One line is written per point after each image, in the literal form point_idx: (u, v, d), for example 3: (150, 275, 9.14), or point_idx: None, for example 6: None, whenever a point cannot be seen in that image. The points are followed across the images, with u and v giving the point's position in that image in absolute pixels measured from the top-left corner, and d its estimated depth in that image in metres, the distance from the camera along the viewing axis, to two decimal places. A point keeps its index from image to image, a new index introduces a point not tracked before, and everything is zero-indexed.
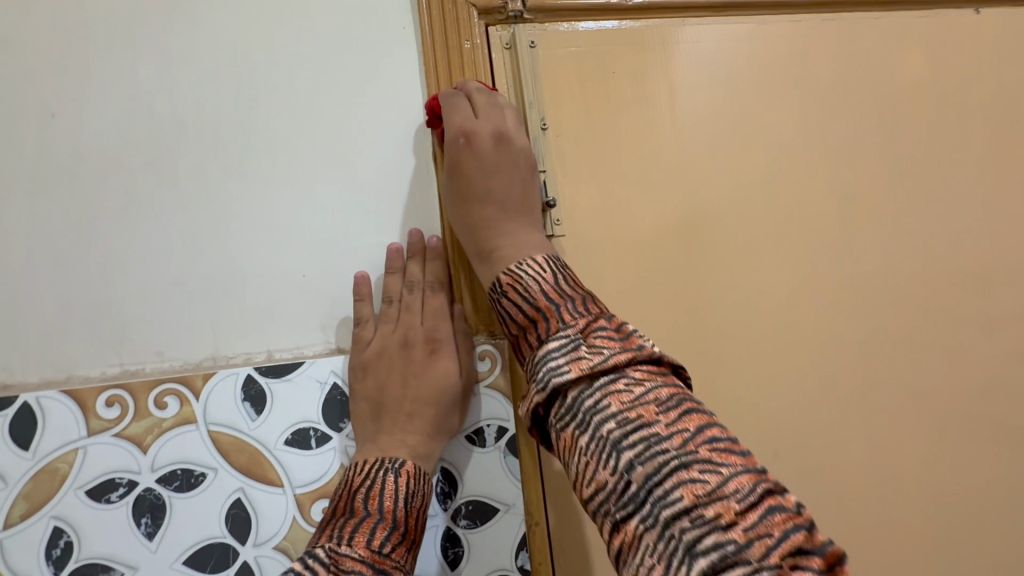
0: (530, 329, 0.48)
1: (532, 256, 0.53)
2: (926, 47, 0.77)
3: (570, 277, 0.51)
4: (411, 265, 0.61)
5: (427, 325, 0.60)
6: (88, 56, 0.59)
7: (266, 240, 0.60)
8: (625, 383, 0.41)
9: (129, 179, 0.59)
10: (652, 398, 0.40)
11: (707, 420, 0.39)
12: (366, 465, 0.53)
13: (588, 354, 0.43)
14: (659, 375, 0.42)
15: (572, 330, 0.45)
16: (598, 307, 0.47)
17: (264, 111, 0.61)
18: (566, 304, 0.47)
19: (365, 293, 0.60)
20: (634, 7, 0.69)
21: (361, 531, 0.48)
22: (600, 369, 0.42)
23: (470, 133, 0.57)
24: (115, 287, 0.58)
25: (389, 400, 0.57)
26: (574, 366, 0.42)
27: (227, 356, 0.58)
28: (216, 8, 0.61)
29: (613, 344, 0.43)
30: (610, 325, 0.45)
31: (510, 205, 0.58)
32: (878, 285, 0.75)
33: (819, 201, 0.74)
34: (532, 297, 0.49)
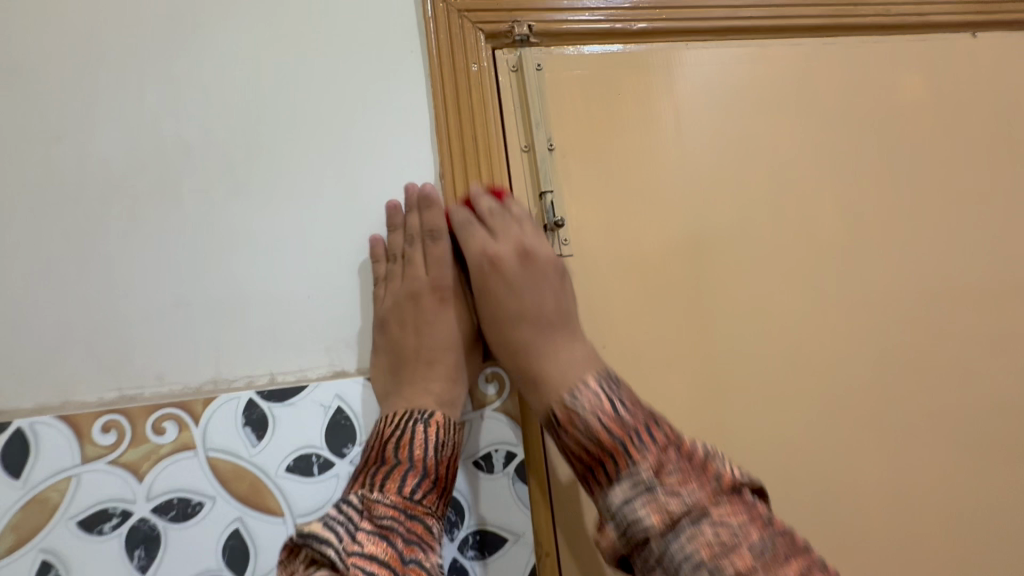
0: (594, 468, 0.48)
1: (583, 378, 0.52)
2: (924, 70, 0.78)
3: (626, 396, 0.50)
4: (411, 218, 0.61)
5: (432, 275, 0.61)
6: (98, 83, 0.59)
7: (272, 259, 0.59)
8: (711, 528, 0.43)
9: (135, 203, 0.59)
10: (742, 541, 0.43)
11: (797, 560, 0.43)
12: (395, 417, 0.55)
13: (669, 501, 0.44)
14: (738, 506, 0.45)
15: (645, 470, 0.46)
16: (665, 430, 0.48)
17: (272, 131, 0.61)
18: (633, 438, 0.47)
19: (381, 253, 0.61)
20: (638, 32, 0.70)
21: (392, 478, 0.50)
22: (684, 517, 0.44)
23: (494, 258, 0.59)
24: (116, 308, 0.57)
25: (407, 352, 0.58)
26: (654, 514, 0.44)
27: (229, 379, 0.57)
28: (226, 35, 0.61)
29: (691, 486, 0.45)
30: (681, 457, 0.47)
31: (547, 320, 0.57)
32: (886, 304, 0.75)
33: (824, 220, 0.74)
34: (594, 432, 0.48)
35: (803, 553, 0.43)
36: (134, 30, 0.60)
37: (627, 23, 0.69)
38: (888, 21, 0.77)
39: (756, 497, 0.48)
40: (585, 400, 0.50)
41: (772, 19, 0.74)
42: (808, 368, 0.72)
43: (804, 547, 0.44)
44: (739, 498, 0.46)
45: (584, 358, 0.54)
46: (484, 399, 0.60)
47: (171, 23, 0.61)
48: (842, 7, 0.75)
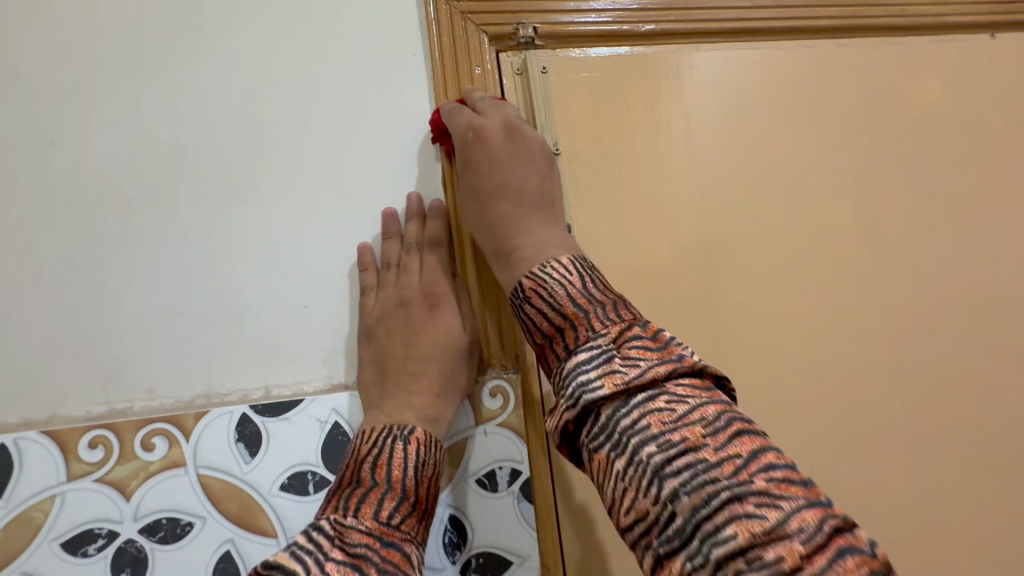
0: (554, 339, 0.45)
1: (557, 257, 0.49)
2: (942, 72, 0.76)
3: (599, 278, 0.47)
4: (409, 227, 0.59)
5: (424, 283, 0.58)
6: (93, 85, 0.58)
7: (267, 267, 0.57)
8: (663, 398, 0.39)
9: (127, 209, 0.57)
10: (696, 414, 0.37)
11: (759, 443, 0.36)
12: (372, 434, 0.50)
13: (623, 367, 0.40)
14: (702, 388, 0.40)
15: (605, 338, 0.42)
16: (632, 312, 0.44)
17: (269, 134, 0.59)
18: (598, 309, 0.44)
19: (369, 262, 0.58)
20: (647, 33, 0.68)
21: (368, 501, 0.44)
22: (637, 385, 0.39)
23: (479, 128, 0.56)
24: (106, 318, 0.55)
25: (392, 363, 0.55)
26: (607, 380, 0.40)
27: (222, 393, 0.55)
28: (224, 37, 0.60)
29: (652, 356, 0.41)
30: (645, 332, 0.42)
31: (527, 197, 0.56)
32: (906, 313, 0.72)
33: (840, 226, 0.71)
34: (558, 301, 0.45)
35: (764, 439, 0.37)
36: (131, 32, 0.59)
37: (636, 25, 0.67)
38: (905, 21, 0.75)
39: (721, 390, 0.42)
40: (556, 274, 0.48)
41: (785, 20, 0.72)
42: (825, 380, 0.69)
43: (769, 436, 0.37)
44: (703, 380, 0.41)
45: (561, 239, 0.52)
46: (487, 413, 0.58)
47: (168, 24, 0.60)
48: (856, 8, 0.73)
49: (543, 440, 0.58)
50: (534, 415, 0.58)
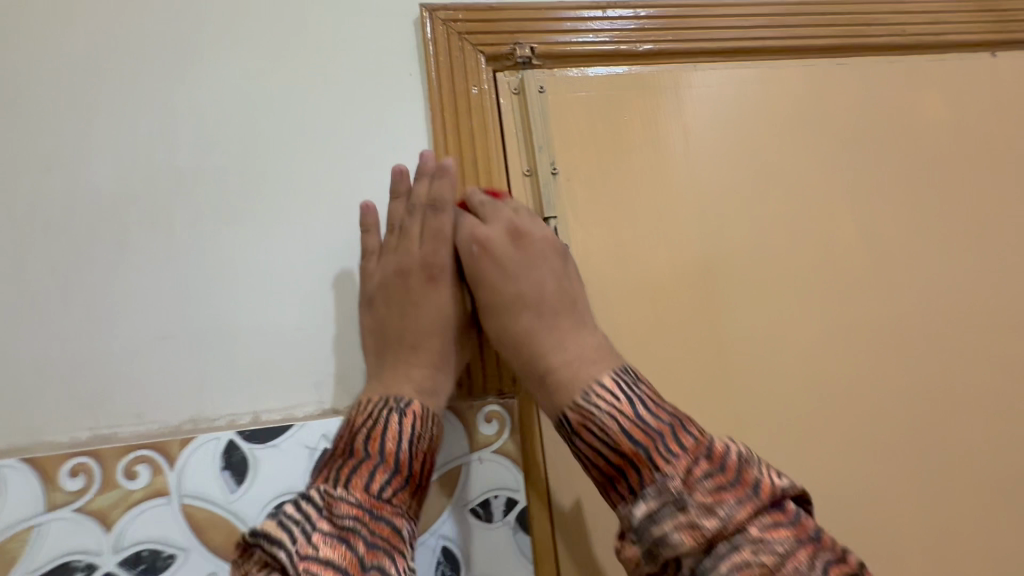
0: (617, 479, 0.45)
1: (597, 379, 0.49)
2: (943, 91, 0.75)
3: (648, 398, 0.47)
4: (417, 187, 0.58)
5: (425, 252, 0.57)
6: (92, 108, 0.58)
7: (259, 288, 0.56)
8: (751, 549, 0.40)
9: (121, 230, 0.56)
10: (789, 566, 0.40)
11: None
12: (369, 404, 0.51)
13: (702, 519, 0.41)
14: (787, 523, 0.42)
15: (674, 481, 0.43)
16: (694, 435, 0.45)
17: (264, 156, 0.59)
18: (658, 445, 0.44)
19: (371, 223, 0.58)
20: (645, 53, 0.68)
21: (358, 475, 0.47)
22: (721, 538, 0.41)
23: (483, 241, 0.56)
24: (93, 341, 0.54)
25: (393, 332, 0.56)
26: (687, 535, 0.41)
27: (210, 418, 0.54)
28: (224, 60, 0.60)
29: (728, 496, 0.42)
30: (714, 462, 0.43)
31: (548, 306, 0.55)
32: (914, 335, 0.70)
33: (844, 245, 0.70)
34: (615, 440, 0.45)
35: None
36: (131, 56, 0.59)
37: (633, 45, 0.67)
38: (905, 40, 0.74)
39: (799, 506, 0.44)
40: (603, 403, 0.47)
41: (785, 39, 0.71)
42: (832, 405, 0.67)
43: (856, 569, 0.41)
44: (783, 511, 0.43)
45: (593, 348, 0.52)
46: (483, 440, 0.56)
47: (165, 49, 0.60)
48: (856, 27, 0.73)
49: (541, 468, 0.57)
50: (532, 442, 0.57)
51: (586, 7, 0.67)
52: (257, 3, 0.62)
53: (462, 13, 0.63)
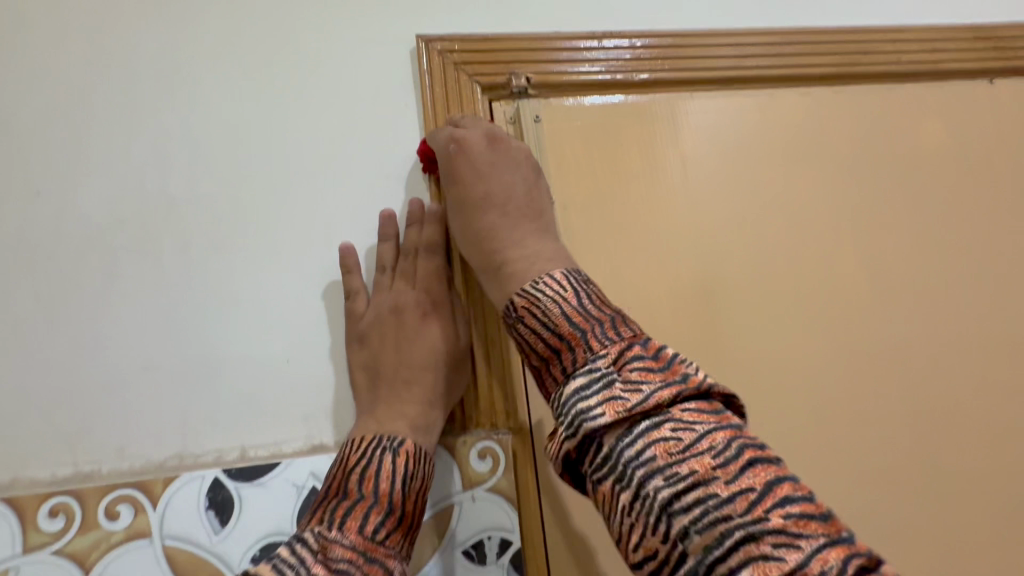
0: (553, 360, 0.44)
1: (549, 272, 0.49)
2: (943, 118, 0.75)
3: (594, 292, 0.47)
4: (407, 232, 0.59)
5: (418, 290, 0.57)
6: (87, 136, 0.58)
7: (250, 319, 0.56)
8: (670, 427, 0.38)
9: (110, 260, 0.56)
10: (705, 444, 0.37)
11: (773, 473, 0.36)
12: (362, 443, 0.50)
13: (625, 392, 0.40)
14: (713, 415, 0.39)
15: (604, 359, 0.42)
16: (632, 328, 0.44)
17: (258, 184, 0.59)
18: (594, 326, 0.43)
19: (352, 264, 0.57)
20: (642, 82, 0.68)
21: (353, 516, 0.45)
22: (642, 412, 0.39)
23: (460, 139, 0.57)
24: (78, 374, 0.53)
25: (385, 371, 0.54)
26: (608, 407, 0.39)
27: (195, 454, 0.52)
28: (221, 89, 0.60)
29: (654, 377, 0.40)
30: (647, 350, 0.42)
31: (514, 205, 0.56)
32: (920, 365, 0.68)
33: (846, 273, 0.69)
34: (553, 321, 0.45)
35: (779, 469, 0.36)
36: (127, 84, 0.59)
37: (630, 74, 0.67)
38: (903, 68, 0.74)
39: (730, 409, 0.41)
40: (549, 292, 0.47)
41: (782, 68, 0.71)
42: (836, 438, 0.65)
43: (783, 465, 0.37)
44: (710, 404, 0.40)
45: (552, 250, 0.52)
46: (476, 477, 0.54)
47: (161, 78, 0.60)
48: (853, 55, 0.73)
49: (535, 505, 0.55)
50: (527, 478, 0.55)
51: (583, 37, 0.67)
52: (255, 31, 0.62)
53: (459, 43, 0.64)
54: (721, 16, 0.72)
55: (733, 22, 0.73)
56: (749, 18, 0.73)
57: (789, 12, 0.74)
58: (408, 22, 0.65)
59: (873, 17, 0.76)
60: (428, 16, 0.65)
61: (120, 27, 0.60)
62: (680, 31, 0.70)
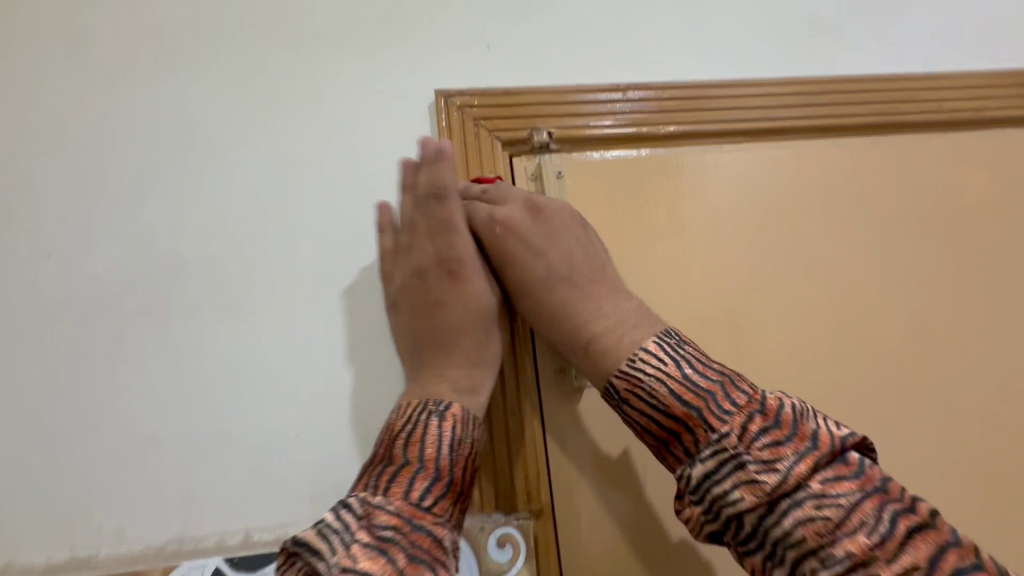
0: (670, 440, 0.44)
1: (642, 341, 0.48)
2: (989, 170, 0.70)
3: (698, 358, 0.46)
4: (420, 176, 0.56)
5: (440, 248, 0.56)
6: (99, 195, 0.57)
7: (257, 388, 0.53)
8: (814, 506, 0.38)
9: (116, 325, 0.54)
10: (856, 519, 0.37)
11: (927, 541, 0.37)
12: (408, 409, 0.49)
13: (759, 475, 0.39)
14: (859, 485, 0.39)
15: (729, 438, 0.41)
16: (748, 394, 0.43)
17: (272, 243, 0.57)
18: (710, 401, 0.43)
19: (387, 223, 0.57)
20: (669, 135, 0.65)
21: (398, 481, 0.44)
22: (782, 493, 0.39)
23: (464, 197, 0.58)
24: (78, 448, 0.51)
25: (421, 335, 0.54)
26: (747, 492, 0.40)
27: (196, 537, 0.50)
28: (238, 147, 0.59)
29: (787, 452, 0.40)
30: (768, 421, 0.41)
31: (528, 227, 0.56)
32: (970, 439, 0.63)
33: (891, 336, 0.64)
34: (664, 400, 0.44)
35: (932, 533, 0.37)
36: (142, 140, 0.58)
37: (655, 127, 0.65)
38: (944, 117, 0.70)
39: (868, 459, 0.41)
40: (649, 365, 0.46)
41: (814, 118, 0.68)
42: None
43: (934, 524, 0.38)
44: (849, 466, 0.40)
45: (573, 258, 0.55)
46: (495, 568, 0.51)
47: (176, 135, 0.59)
48: (890, 105, 0.70)
49: None
50: (549, 569, 0.52)
51: (606, 89, 0.65)
52: (274, 86, 0.61)
53: (479, 98, 0.62)
54: (749, 64, 0.70)
55: (763, 70, 0.70)
56: (779, 66, 0.70)
57: (821, 60, 0.71)
58: (427, 76, 0.63)
59: (910, 63, 0.73)
60: (447, 70, 0.63)
61: (137, 82, 0.59)
62: (708, 82, 0.67)
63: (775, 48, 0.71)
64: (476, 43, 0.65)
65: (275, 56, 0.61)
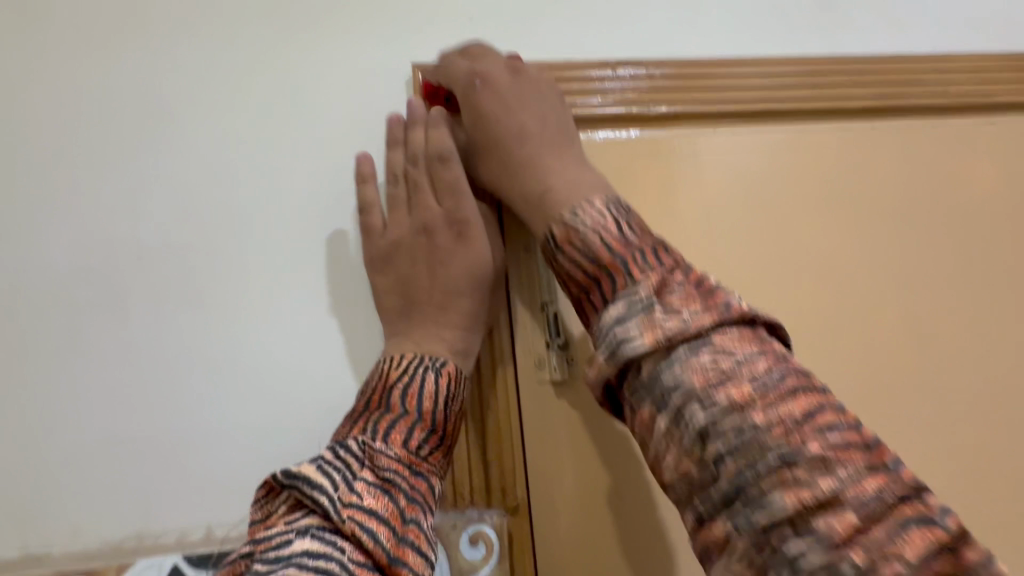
0: (590, 291, 0.41)
1: (586, 199, 0.44)
2: (991, 155, 0.68)
3: (634, 220, 0.43)
4: (414, 134, 0.54)
5: (447, 206, 0.52)
6: (46, 174, 0.53)
7: (213, 383, 0.51)
8: (709, 356, 0.34)
9: (66, 314, 0.51)
10: (745, 372, 0.33)
11: (813, 402, 0.32)
12: (402, 360, 0.47)
13: (666, 319, 0.36)
14: (745, 337, 0.35)
15: (644, 288, 0.37)
16: (673, 256, 0.40)
17: (232, 224, 0.54)
18: (634, 254, 0.40)
19: (368, 174, 0.54)
20: (657, 115, 0.61)
21: (397, 429, 0.43)
22: (681, 338, 0.35)
23: (483, 74, 0.52)
24: (27, 444, 0.48)
25: (417, 291, 0.51)
26: (648, 333, 0.35)
27: (155, 534, 0.48)
28: (197, 122, 0.55)
29: (693, 304, 0.36)
30: (686, 279, 0.38)
31: (549, 138, 0.51)
32: (966, 443, 0.61)
33: (884, 330, 0.62)
34: (591, 249, 0.41)
35: (819, 398, 0.33)
36: (93, 114, 0.54)
37: (645, 106, 0.61)
38: (948, 100, 0.67)
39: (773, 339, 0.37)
40: (590, 218, 0.43)
41: (813, 100, 0.65)
42: None
43: (827, 395, 0.34)
44: (751, 333, 0.36)
45: (591, 180, 0.47)
46: (466, 566, 0.50)
47: (129, 110, 0.55)
48: (893, 89, 0.66)
49: None
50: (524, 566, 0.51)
51: (595, 65, 0.61)
52: (237, 55, 0.57)
53: None
54: (748, 42, 0.66)
55: (762, 48, 0.66)
56: (777, 45, 0.66)
57: (823, 39, 0.67)
58: (402, 48, 0.59)
59: (915, 44, 0.69)
60: (423, 43, 0.59)
61: (86, 50, 0.55)
62: (702, 60, 0.64)
63: (774, 26, 0.67)
64: (455, 14, 0.60)
65: (236, 25, 0.57)
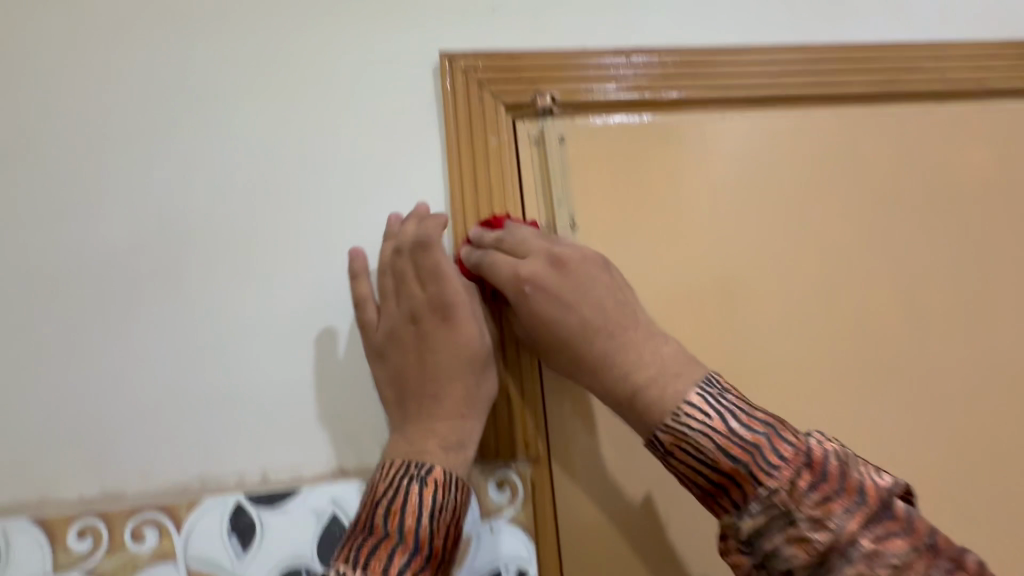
0: (717, 494, 0.44)
1: (688, 391, 0.46)
2: (985, 138, 0.71)
3: (739, 401, 0.45)
4: (405, 227, 0.56)
5: (430, 294, 0.53)
6: (108, 153, 0.58)
7: (265, 343, 0.56)
8: (858, 552, 0.40)
9: (133, 281, 0.56)
10: (891, 555, 0.39)
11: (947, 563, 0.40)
12: (389, 471, 0.48)
13: (811, 534, 0.40)
14: (884, 511, 0.41)
15: (779, 494, 0.41)
16: (792, 437, 0.44)
17: (278, 200, 0.59)
18: (757, 456, 0.43)
19: (360, 268, 0.56)
20: (668, 100, 0.65)
21: (376, 556, 0.44)
22: (834, 552, 0.40)
23: (529, 276, 0.52)
24: (102, 395, 0.54)
25: (410, 385, 0.52)
26: (799, 548, 0.40)
27: (217, 477, 0.54)
28: (243, 106, 0.60)
29: (835, 507, 0.41)
30: (814, 468, 0.42)
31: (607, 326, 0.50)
32: (958, 406, 0.65)
33: (878, 302, 0.66)
34: (711, 457, 0.43)
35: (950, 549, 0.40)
36: (149, 98, 0.59)
37: (657, 92, 0.65)
38: (944, 86, 0.71)
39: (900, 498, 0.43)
40: (695, 422, 0.44)
41: (815, 85, 0.68)
42: None
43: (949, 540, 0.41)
44: (892, 515, 0.41)
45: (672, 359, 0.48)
46: (494, 506, 0.55)
47: (181, 94, 0.60)
48: (892, 74, 0.70)
49: (552, 531, 0.56)
50: (545, 507, 0.56)
51: (610, 53, 0.65)
52: (280, 45, 0.61)
53: (484, 61, 0.62)
54: (755, 29, 0.70)
55: (768, 36, 0.70)
56: (783, 32, 0.70)
57: (825, 27, 0.71)
58: (430, 38, 0.63)
59: (915, 31, 0.73)
60: (450, 33, 0.64)
61: (142, 40, 0.60)
62: (711, 47, 0.67)
63: (780, 16, 0.70)
64: (480, 6, 0.65)
65: (278, 17, 0.62)
